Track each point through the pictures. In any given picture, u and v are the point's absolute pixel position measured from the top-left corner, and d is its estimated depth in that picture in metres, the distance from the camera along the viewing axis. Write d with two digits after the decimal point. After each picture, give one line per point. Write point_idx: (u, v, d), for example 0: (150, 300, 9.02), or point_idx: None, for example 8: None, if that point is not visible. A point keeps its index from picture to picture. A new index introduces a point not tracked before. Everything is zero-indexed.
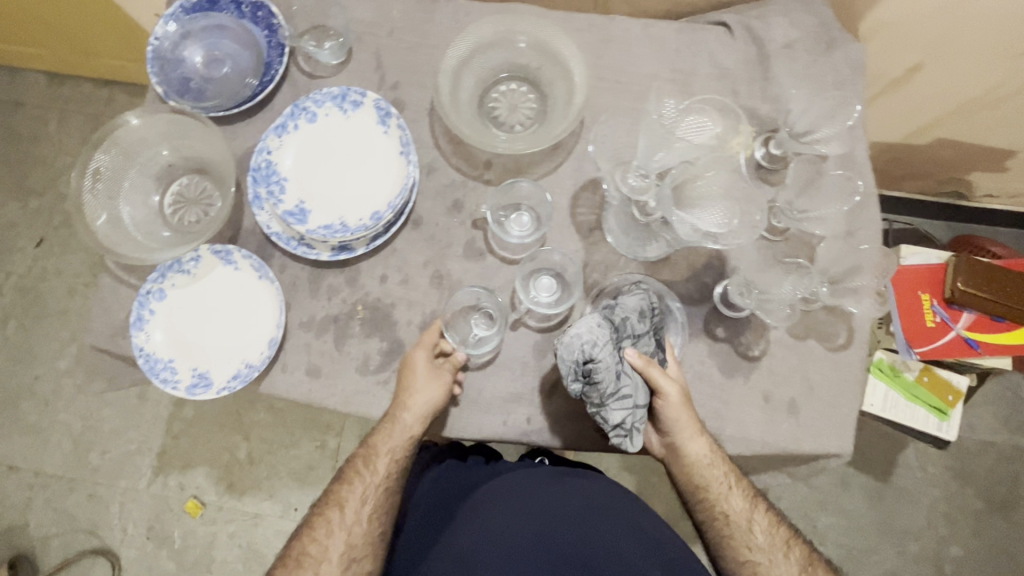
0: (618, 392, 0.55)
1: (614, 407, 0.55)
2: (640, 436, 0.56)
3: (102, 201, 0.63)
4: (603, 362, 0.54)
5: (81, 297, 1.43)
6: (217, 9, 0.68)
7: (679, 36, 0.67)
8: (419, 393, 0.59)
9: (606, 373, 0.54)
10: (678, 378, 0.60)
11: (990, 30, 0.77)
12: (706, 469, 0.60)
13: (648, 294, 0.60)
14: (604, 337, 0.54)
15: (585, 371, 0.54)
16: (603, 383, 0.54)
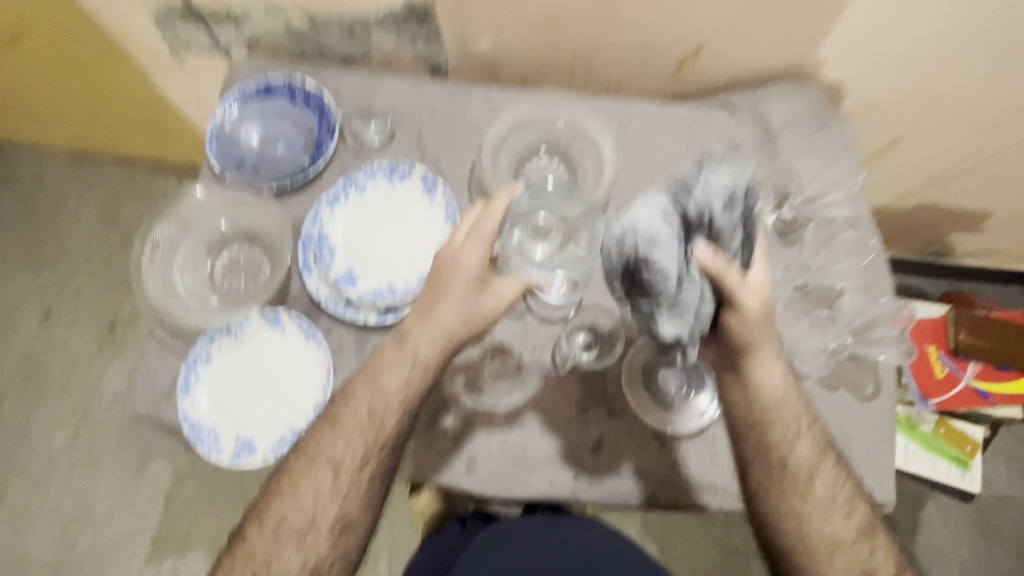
0: (678, 265, 0.50)
1: (669, 319, 0.52)
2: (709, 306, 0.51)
3: (158, 270, 0.67)
4: (661, 262, 0.49)
5: (84, 369, 1.41)
6: (272, 95, 0.75)
7: (692, 114, 0.74)
8: (453, 304, 0.55)
9: (667, 275, 0.50)
10: (766, 287, 0.52)
11: (960, 109, 0.87)
12: (765, 414, 0.58)
13: (738, 181, 0.51)
14: (665, 231, 0.49)
15: (636, 269, 0.51)
16: (660, 286, 0.50)
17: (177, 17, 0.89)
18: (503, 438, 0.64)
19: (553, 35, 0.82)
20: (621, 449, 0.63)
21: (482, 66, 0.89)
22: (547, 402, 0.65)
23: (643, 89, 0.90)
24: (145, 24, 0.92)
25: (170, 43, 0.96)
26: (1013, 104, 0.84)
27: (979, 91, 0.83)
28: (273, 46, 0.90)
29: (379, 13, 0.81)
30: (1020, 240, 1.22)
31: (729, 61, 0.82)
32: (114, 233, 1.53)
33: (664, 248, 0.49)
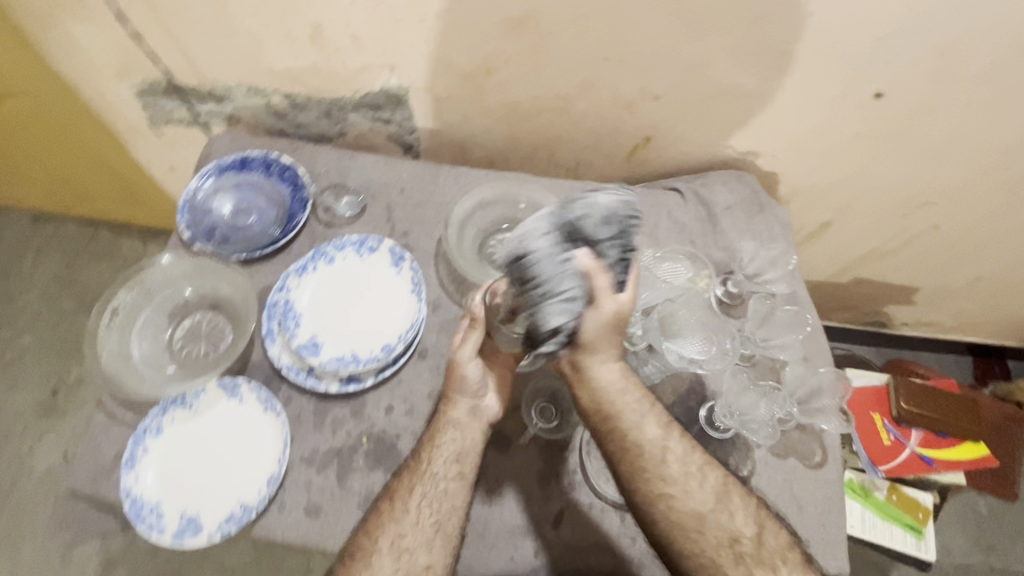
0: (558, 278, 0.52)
1: (557, 310, 0.52)
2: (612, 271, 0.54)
3: (115, 337, 0.66)
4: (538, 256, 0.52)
5: (17, 441, 1.33)
6: (248, 169, 0.78)
7: (643, 198, 0.82)
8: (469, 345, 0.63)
9: (547, 264, 0.52)
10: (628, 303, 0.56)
11: (879, 196, 0.97)
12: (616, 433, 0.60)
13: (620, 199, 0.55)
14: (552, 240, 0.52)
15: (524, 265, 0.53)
16: (545, 276, 0.52)
17: (160, 94, 0.93)
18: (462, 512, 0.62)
19: (518, 121, 0.89)
20: (582, 523, 0.62)
21: (452, 145, 0.96)
22: (506, 473, 0.65)
23: (600, 172, 0.99)
24: (127, 98, 0.96)
25: (151, 116, 0.99)
26: (923, 195, 0.95)
27: (891, 183, 0.94)
28: (253, 122, 0.95)
29: (356, 96, 0.88)
30: (949, 313, 1.32)
31: (675, 150, 0.91)
32: (68, 295, 1.49)
33: (554, 262, 0.52)
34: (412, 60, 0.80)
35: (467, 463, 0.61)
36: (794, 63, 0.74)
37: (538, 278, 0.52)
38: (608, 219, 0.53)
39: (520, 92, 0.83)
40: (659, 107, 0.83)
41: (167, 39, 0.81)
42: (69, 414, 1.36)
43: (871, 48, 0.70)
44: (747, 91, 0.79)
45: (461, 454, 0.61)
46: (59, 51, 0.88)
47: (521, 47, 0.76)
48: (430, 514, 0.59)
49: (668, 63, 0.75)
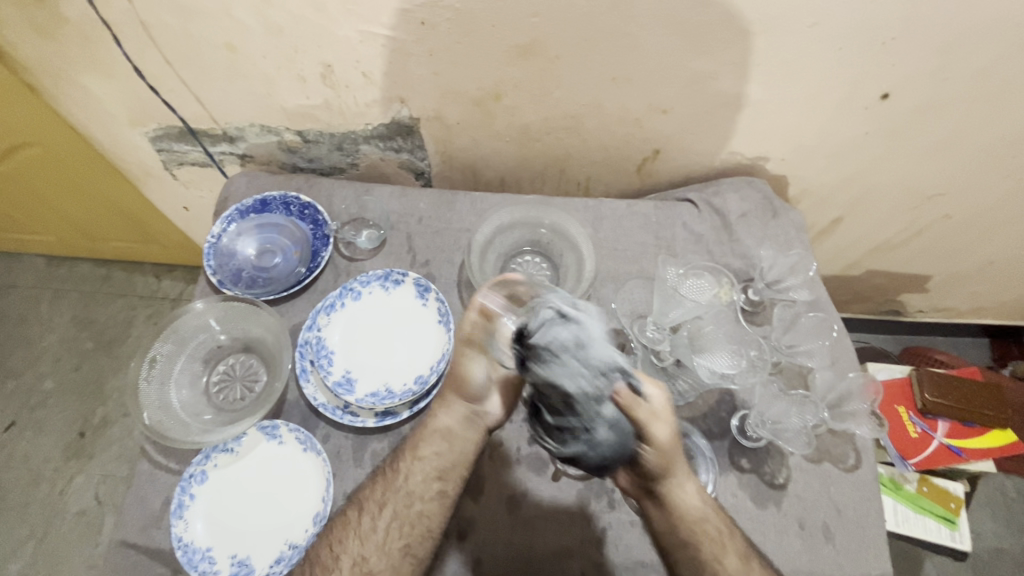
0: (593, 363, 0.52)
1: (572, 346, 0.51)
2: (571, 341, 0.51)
3: (155, 387, 0.66)
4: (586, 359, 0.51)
5: (48, 484, 1.34)
6: (268, 210, 0.80)
7: (656, 211, 0.83)
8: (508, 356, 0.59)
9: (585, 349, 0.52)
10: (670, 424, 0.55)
11: (887, 192, 0.98)
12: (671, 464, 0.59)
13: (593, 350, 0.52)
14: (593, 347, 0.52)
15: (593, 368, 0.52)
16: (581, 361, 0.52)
17: (173, 138, 0.94)
18: (506, 537, 0.63)
19: (528, 143, 0.91)
20: (626, 541, 0.63)
21: (463, 169, 0.97)
22: (546, 495, 0.65)
23: (610, 185, 1.00)
24: (140, 143, 0.97)
25: (164, 159, 1.01)
26: (933, 187, 0.96)
27: (900, 177, 0.94)
28: (266, 159, 0.97)
29: (368, 129, 0.89)
30: (963, 298, 1.32)
31: (683, 160, 0.92)
32: (87, 336, 1.51)
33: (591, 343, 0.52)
34: (422, 91, 0.81)
35: (447, 482, 0.62)
36: (802, 72, 0.75)
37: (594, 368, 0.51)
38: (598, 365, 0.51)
39: (530, 114, 0.84)
40: (667, 121, 0.84)
41: (181, 87, 0.83)
42: (95, 454, 1.37)
43: (877, 52, 0.71)
44: (756, 100, 0.80)
45: (441, 474, 0.63)
46: (75, 103, 0.90)
47: (530, 73, 0.77)
48: (399, 537, 0.60)
49: (675, 80, 0.77)
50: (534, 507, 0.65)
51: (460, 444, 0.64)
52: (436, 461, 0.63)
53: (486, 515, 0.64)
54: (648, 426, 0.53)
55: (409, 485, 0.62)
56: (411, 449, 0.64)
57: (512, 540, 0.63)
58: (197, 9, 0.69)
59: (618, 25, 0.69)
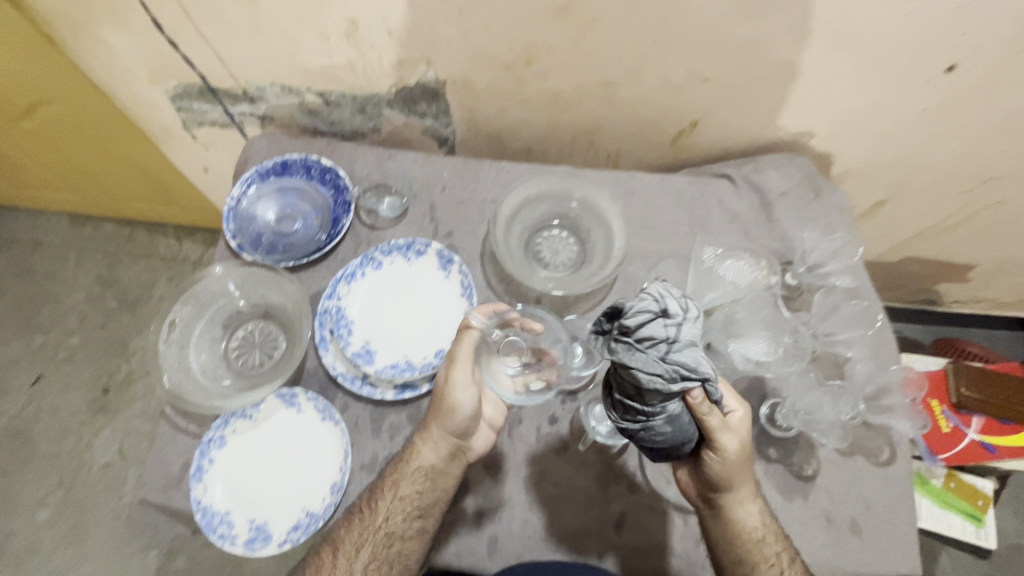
0: (676, 361, 0.48)
1: (691, 329, 0.49)
2: (693, 326, 0.49)
3: (174, 350, 0.65)
4: (681, 341, 0.48)
5: (74, 437, 1.38)
6: (288, 173, 0.78)
7: (691, 186, 0.78)
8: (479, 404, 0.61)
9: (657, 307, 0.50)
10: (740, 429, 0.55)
11: (938, 175, 0.92)
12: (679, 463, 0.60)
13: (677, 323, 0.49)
14: (683, 321, 0.48)
15: (677, 370, 0.48)
16: (649, 348, 0.48)
17: (193, 97, 0.92)
18: (523, 516, 0.62)
19: (557, 111, 0.86)
20: (646, 526, 0.62)
21: (489, 137, 0.93)
22: (565, 476, 0.64)
23: (641, 158, 0.95)
24: (160, 101, 0.95)
25: (184, 118, 0.99)
26: (989, 171, 0.90)
27: (954, 159, 0.88)
28: (287, 121, 0.94)
29: (392, 91, 0.85)
30: (1005, 289, 1.26)
31: (722, 133, 0.87)
32: (110, 295, 1.53)
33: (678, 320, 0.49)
34: (449, 52, 0.77)
35: (427, 519, 0.60)
36: (861, 40, 0.69)
37: (676, 352, 0.48)
38: (678, 365, 0.48)
39: (562, 81, 0.80)
40: (708, 91, 0.79)
41: (201, 42, 0.80)
42: (121, 410, 1.41)
43: (947, 19, 0.65)
44: (806, 70, 0.74)
45: (421, 511, 0.60)
46: (94, 57, 0.88)
47: (565, 35, 0.72)
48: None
49: (720, 46, 0.71)
50: (553, 488, 0.63)
51: (441, 479, 0.60)
52: (405, 499, 0.60)
53: (503, 493, 0.63)
54: (718, 434, 0.53)
55: (380, 521, 0.59)
56: (389, 483, 0.60)
57: (529, 519, 0.62)
58: None
59: None
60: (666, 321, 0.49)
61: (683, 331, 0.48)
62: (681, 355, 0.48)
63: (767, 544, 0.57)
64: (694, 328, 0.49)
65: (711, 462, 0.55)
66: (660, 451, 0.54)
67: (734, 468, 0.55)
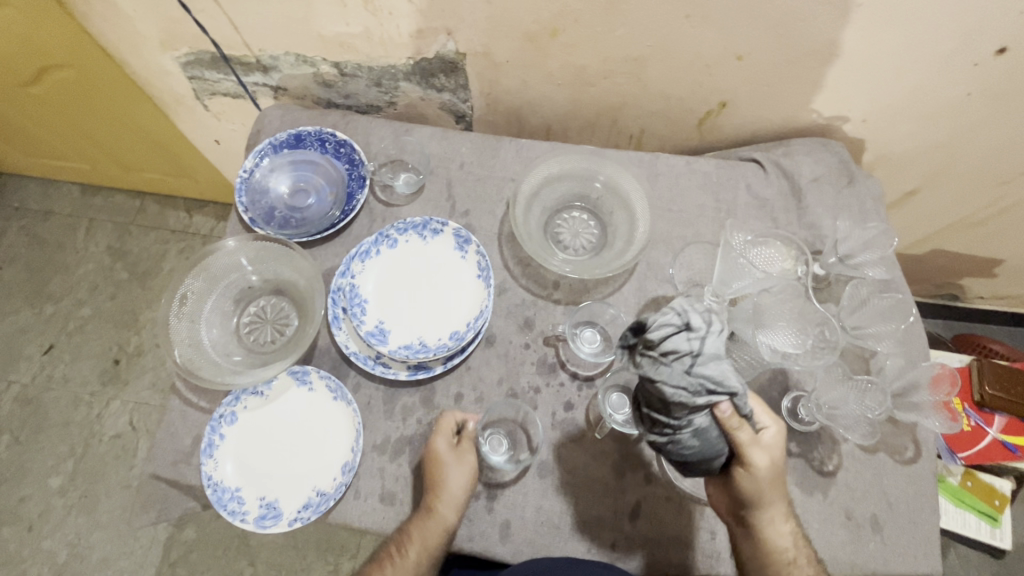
0: (703, 375, 0.48)
1: (717, 343, 0.49)
2: (718, 339, 0.49)
3: (185, 324, 0.64)
4: (707, 354, 0.48)
5: (85, 407, 1.39)
6: (303, 147, 0.76)
7: (718, 170, 0.76)
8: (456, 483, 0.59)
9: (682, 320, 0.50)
10: (772, 446, 0.54)
11: (975, 164, 0.89)
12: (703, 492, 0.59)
13: (704, 335, 0.49)
14: (708, 335, 0.49)
15: (704, 384, 0.48)
16: (674, 363, 0.49)
17: (205, 65, 0.89)
18: (536, 503, 0.61)
19: (580, 87, 0.83)
20: (661, 517, 0.60)
21: (508, 113, 0.90)
22: (580, 464, 0.62)
23: (665, 140, 0.92)
24: (172, 69, 0.93)
25: (196, 87, 0.96)
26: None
27: (993, 148, 0.84)
28: (300, 92, 0.92)
29: (410, 63, 0.82)
30: None
31: (751, 115, 0.84)
32: (121, 267, 1.52)
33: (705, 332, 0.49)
34: (471, 21, 0.73)
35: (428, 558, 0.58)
36: (910, 18, 0.65)
37: (704, 367, 0.48)
38: (703, 379, 0.48)
39: (588, 56, 0.77)
40: (741, 70, 0.76)
41: (214, 7, 0.77)
42: (131, 382, 1.41)
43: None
44: (846, 49, 0.70)
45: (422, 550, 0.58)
46: (105, 21, 0.85)
47: (594, 6, 0.69)
48: None
49: (758, 20, 0.67)
50: (567, 475, 0.62)
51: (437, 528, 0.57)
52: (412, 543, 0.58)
53: (517, 478, 0.62)
54: (748, 449, 0.52)
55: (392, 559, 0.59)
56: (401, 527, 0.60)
57: (542, 506, 0.61)
58: None
59: None
60: (690, 335, 0.49)
61: (709, 346, 0.48)
62: (710, 369, 0.48)
63: (799, 567, 0.55)
64: (720, 341, 0.49)
65: (740, 478, 0.54)
66: (690, 465, 0.54)
67: (767, 485, 0.53)
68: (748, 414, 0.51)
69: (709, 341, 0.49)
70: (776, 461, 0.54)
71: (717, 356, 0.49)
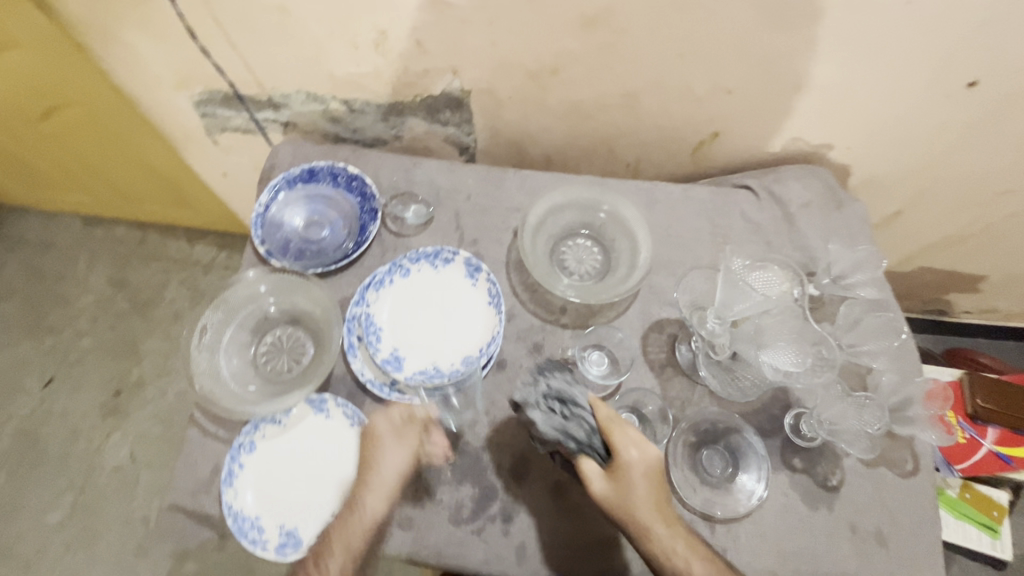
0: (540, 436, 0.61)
1: (538, 415, 0.61)
2: (537, 414, 0.60)
3: (205, 356, 0.66)
4: (536, 423, 0.61)
5: (84, 440, 1.38)
6: (315, 181, 0.78)
7: (713, 197, 0.79)
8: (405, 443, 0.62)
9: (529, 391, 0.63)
10: (632, 463, 0.59)
11: (952, 186, 0.93)
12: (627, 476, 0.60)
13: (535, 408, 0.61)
14: (535, 410, 0.61)
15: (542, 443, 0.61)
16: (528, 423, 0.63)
17: (217, 103, 0.93)
18: (551, 524, 0.62)
19: (579, 120, 0.87)
20: None
21: (509, 144, 0.94)
22: None
23: (660, 167, 0.96)
24: (184, 107, 0.96)
25: (206, 123, 0.99)
26: (1005, 184, 0.91)
27: (969, 172, 0.89)
28: (309, 127, 0.95)
29: (416, 99, 0.86)
30: (1014, 300, 1.27)
31: (742, 143, 0.88)
32: (122, 298, 1.53)
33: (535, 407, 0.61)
34: (476, 61, 0.77)
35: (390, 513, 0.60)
36: (886, 55, 0.70)
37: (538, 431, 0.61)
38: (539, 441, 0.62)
39: (587, 91, 0.81)
40: (731, 102, 0.80)
41: (230, 50, 0.80)
42: (131, 413, 1.41)
43: (970, 35, 0.66)
44: (829, 82, 0.75)
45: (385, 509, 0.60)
46: (121, 63, 0.88)
47: (592, 47, 0.73)
48: None
49: (745, 58, 0.72)
50: (581, 495, 0.64)
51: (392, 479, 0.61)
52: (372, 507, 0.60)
53: (531, 500, 0.63)
54: (593, 476, 0.59)
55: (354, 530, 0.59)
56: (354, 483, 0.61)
57: (557, 527, 0.62)
58: None
59: None
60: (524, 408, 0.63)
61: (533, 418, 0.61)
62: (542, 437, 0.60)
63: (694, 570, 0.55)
64: (539, 415, 0.60)
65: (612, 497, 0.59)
66: None
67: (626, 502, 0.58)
68: (589, 454, 0.60)
69: (537, 416, 0.61)
70: (642, 478, 0.58)
71: (540, 427, 0.60)
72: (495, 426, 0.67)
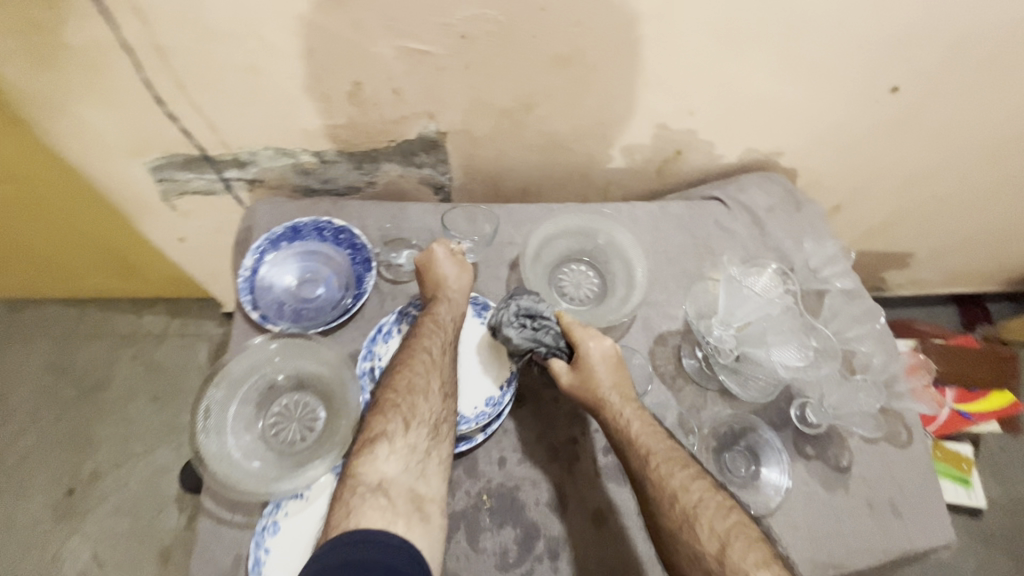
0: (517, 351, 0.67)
1: (514, 333, 0.66)
2: (512, 329, 0.66)
3: (213, 438, 0.62)
4: (513, 336, 0.66)
5: (38, 550, 1.23)
6: (301, 238, 0.76)
7: (689, 211, 0.84)
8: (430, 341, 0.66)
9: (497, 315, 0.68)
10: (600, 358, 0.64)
11: (883, 178, 1.04)
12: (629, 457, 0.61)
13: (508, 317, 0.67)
14: (507, 320, 0.66)
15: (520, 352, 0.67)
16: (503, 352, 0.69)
17: (177, 166, 0.88)
18: (597, 552, 0.62)
19: (552, 150, 0.90)
20: None
21: (484, 180, 0.96)
22: (631, 505, 0.65)
23: (629, 187, 1.00)
24: (137, 174, 0.90)
25: (163, 189, 0.94)
26: (926, 171, 1.02)
27: (896, 164, 1.00)
28: (278, 182, 0.92)
29: (391, 145, 0.86)
30: (940, 271, 1.42)
31: (703, 158, 0.94)
32: (65, 384, 1.39)
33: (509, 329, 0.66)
34: (452, 104, 0.79)
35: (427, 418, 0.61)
36: (823, 70, 0.78)
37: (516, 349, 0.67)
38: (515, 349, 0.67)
39: (560, 123, 0.84)
40: (692, 122, 0.86)
41: (193, 112, 0.77)
42: (90, 512, 1.27)
43: (892, 48, 0.75)
44: (777, 98, 0.82)
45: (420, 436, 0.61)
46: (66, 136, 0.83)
47: (565, 82, 0.77)
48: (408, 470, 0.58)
49: (704, 82, 0.78)
50: (620, 517, 0.64)
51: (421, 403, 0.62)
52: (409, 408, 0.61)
53: (574, 530, 0.63)
54: (568, 378, 0.65)
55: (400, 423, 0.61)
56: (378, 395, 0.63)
57: (604, 553, 0.62)
58: (220, 29, 0.65)
59: (658, 31, 0.70)
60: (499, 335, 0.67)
61: (506, 324, 0.66)
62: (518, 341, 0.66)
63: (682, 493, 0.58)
64: (513, 329, 0.66)
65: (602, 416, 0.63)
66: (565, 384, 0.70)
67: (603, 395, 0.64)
68: (560, 350, 0.67)
69: (512, 332, 0.66)
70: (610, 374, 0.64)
71: (516, 336, 0.66)
72: (526, 462, 0.66)
